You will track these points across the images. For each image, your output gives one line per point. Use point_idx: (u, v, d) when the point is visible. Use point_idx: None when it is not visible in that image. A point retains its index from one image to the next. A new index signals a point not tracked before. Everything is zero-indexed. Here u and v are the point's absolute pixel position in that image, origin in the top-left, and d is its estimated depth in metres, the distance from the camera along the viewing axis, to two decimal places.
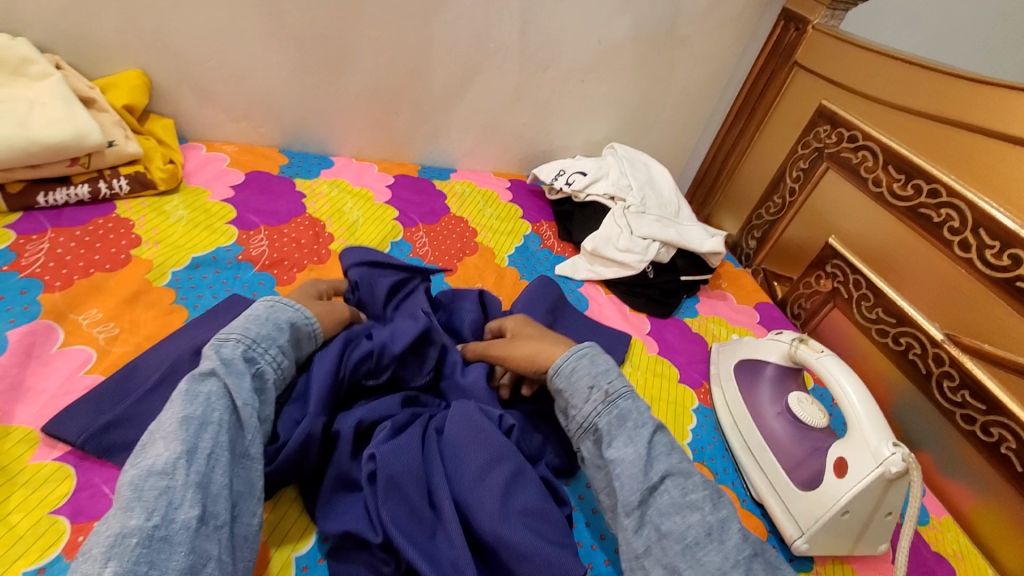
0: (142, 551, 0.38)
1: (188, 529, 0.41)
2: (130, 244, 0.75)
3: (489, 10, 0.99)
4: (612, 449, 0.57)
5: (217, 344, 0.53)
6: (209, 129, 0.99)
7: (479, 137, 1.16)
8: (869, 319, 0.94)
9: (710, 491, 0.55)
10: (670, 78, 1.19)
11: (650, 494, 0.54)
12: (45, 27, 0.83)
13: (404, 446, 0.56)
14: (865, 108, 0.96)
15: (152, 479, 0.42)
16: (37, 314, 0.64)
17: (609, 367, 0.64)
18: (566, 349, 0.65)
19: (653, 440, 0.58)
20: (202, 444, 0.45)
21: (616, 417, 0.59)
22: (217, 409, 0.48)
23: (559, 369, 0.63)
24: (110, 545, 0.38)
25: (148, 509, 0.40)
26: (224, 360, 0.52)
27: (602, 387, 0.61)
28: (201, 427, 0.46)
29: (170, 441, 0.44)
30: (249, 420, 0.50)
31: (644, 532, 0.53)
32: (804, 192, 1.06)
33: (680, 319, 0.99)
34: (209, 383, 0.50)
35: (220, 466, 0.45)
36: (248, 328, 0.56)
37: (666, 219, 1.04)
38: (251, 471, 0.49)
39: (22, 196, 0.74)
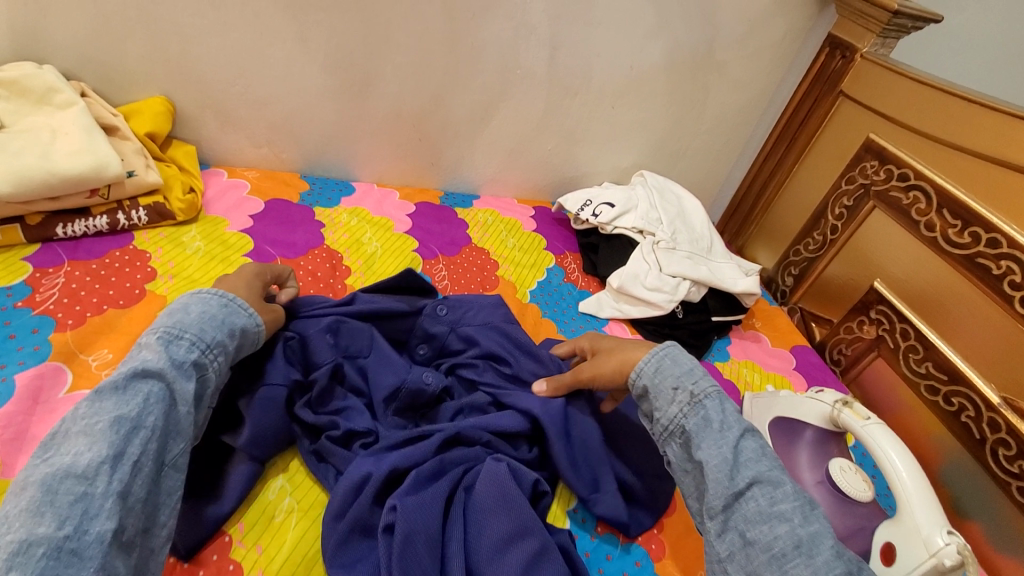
0: (49, 563, 0.39)
1: (101, 543, 0.41)
2: (145, 278, 0.74)
3: (517, 34, 0.95)
4: (700, 450, 0.56)
5: (170, 340, 0.52)
6: (231, 154, 0.98)
7: (504, 163, 1.13)
8: (917, 373, 0.88)
9: (801, 502, 0.51)
10: (705, 104, 1.13)
11: (735, 500, 0.52)
12: (71, 54, 0.82)
13: (428, 500, 0.56)
14: (918, 145, 0.89)
15: (68, 482, 0.42)
16: (47, 356, 0.63)
17: (693, 368, 0.62)
18: (650, 350, 0.65)
19: (740, 444, 0.55)
20: (130, 450, 0.46)
21: (702, 419, 0.57)
22: (153, 413, 0.48)
23: (640, 370, 0.64)
24: (14, 553, 0.38)
25: (61, 517, 0.40)
26: (174, 361, 0.51)
27: (687, 388, 0.60)
28: (132, 431, 0.46)
29: (96, 442, 0.45)
30: (183, 426, 0.51)
31: (729, 538, 0.52)
32: (847, 231, 1.00)
33: (710, 364, 0.94)
34: (151, 383, 0.49)
35: (142, 476, 0.46)
36: (203, 326, 0.55)
37: (698, 255, 0.99)
38: (172, 477, 0.49)
39: (41, 228, 0.74)
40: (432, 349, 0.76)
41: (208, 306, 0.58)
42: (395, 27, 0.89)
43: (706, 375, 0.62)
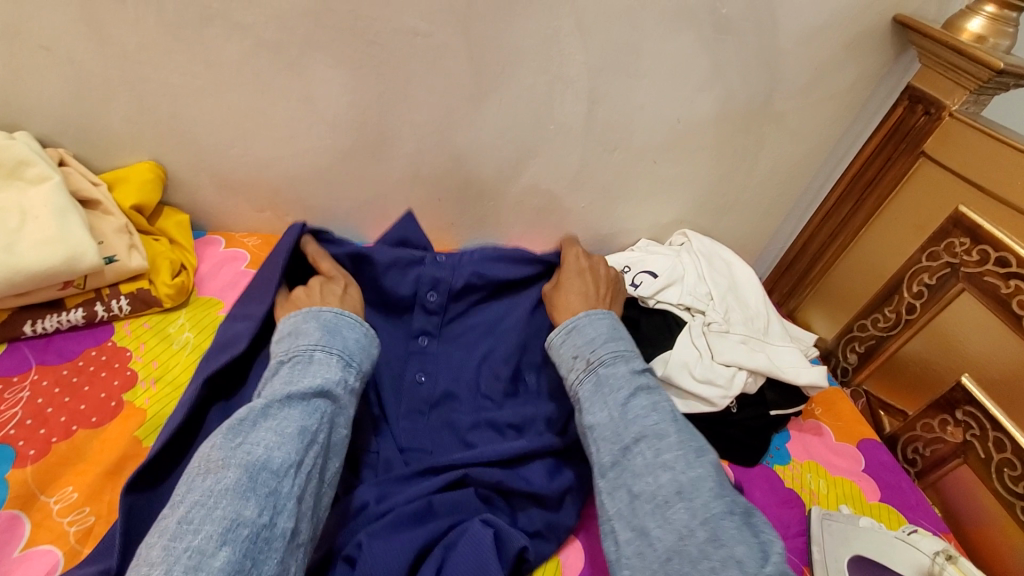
0: (250, 544, 0.45)
1: (282, 538, 0.48)
2: (123, 385, 0.64)
3: (552, 89, 0.83)
4: (591, 415, 0.61)
5: (343, 367, 0.59)
6: (229, 219, 0.88)
7: (532, 221, 1.01)
8: (1015, 492, 0.75)
9: (685, 452, 0.55)
10: (758, 158, 1.01)
11: (624, 455, 0.57)
12: (49, 118, 0.73)
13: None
14: (1021, 226, 0.75)
15: (264, 475, 0.49)
16: (2, 499, 0.53)
17: (596, 336, 0.67)
18: (562, 323, 0.71)
19: (631, 402, 0.60)
20: (308, 458, 0.52)
21: (595, 384, 0.63)
22: (324, 430, 0.55)
23: (551, 343, 0.71)
24: (226, 529, 0.45)
25: (259, 504, 0.47)
26: (342, 386, 0.58)
27: (585, 356, 0.66)
28: (308, 443, 0.53)
29: (285, 446, 0.51)
30: (337, 447, 0.57)
31: (618, 496, 0.55)
32: (927, 312, 0.87)
33: (768, 468, 0.83)
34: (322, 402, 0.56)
35: (312, 484, 0.52)
36: (361, 355, 0.63)
37: (754, 338, 0.86)
38: (330, 491, 0.56)
39: (8, 326, 0.64)
40: (440, 297, 0.78)
41: (361, 335, 0.65)
42: (415, 84, 0.79)
43: (607, 342, 0.67)
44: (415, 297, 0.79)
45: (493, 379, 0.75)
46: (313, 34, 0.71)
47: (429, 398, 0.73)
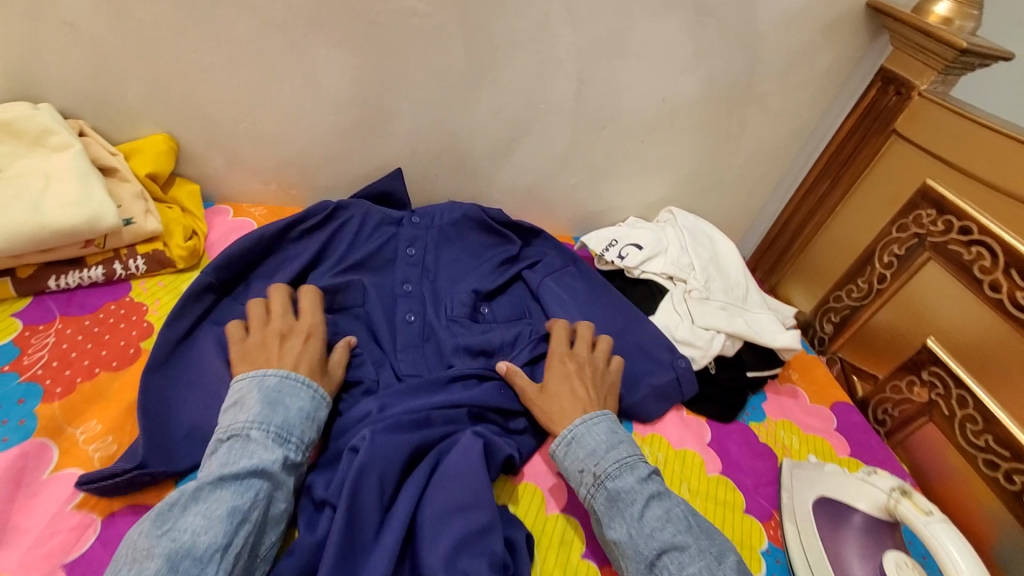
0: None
1: None
2: (140, 335, 0.69)
3: (543, 69, 0.88)
4: (610, 529, 0.60)
5: (282, 439, 0.57)
6: (237, 191, 0.93)
7: (524, 198, 1.06)
8: (975, 445, 0.80)
9: (706, 562, 0.56)
10: (740, 138, 1.05)
11: (649, 571, 0.56)
12: (70, 92, 0.78)
13: (366, 474, 0.58)
14: (983, 197, 0.80)
15: (187, 562, 0.46)
16: (32, 430, 0.58)
17: (597, 446, 0.65)
18: (560, 430, 0.68)
19: (646, 513, 0.60)
20: (236, 542, 0.50)
21: (608, 499, 0.61)
22: (258, 509, 0.52)
23: (553, 454, 0.68)
24: None
25: None
26: (283, 460, 0.56)
27: (591, 469, 0.64)
28: (240, 523, 0.50)
29: (212, 529, 0.49)
30: (276, 519, 0.55)
31: None
32: (897, 281, 0.92)
33: (744, 425, 0.87)
34: (259, 479, 0.53)
35: (239, 566, 0.50)
36: (304, 425, 0.60)
37: (733, 305, 0.91)
38: (261, 568, 0.53)
39: (32, 281, 0.69)
40: (417, 251, 0.89)
41: (308, 395, 0.62)
42: (413, 62, 0.84)
43: (609, 450, 0.65)
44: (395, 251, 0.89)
45: (461, 306, 0.85)
46: (319, 14, 0.76)
47: (420, 333, 0.81)
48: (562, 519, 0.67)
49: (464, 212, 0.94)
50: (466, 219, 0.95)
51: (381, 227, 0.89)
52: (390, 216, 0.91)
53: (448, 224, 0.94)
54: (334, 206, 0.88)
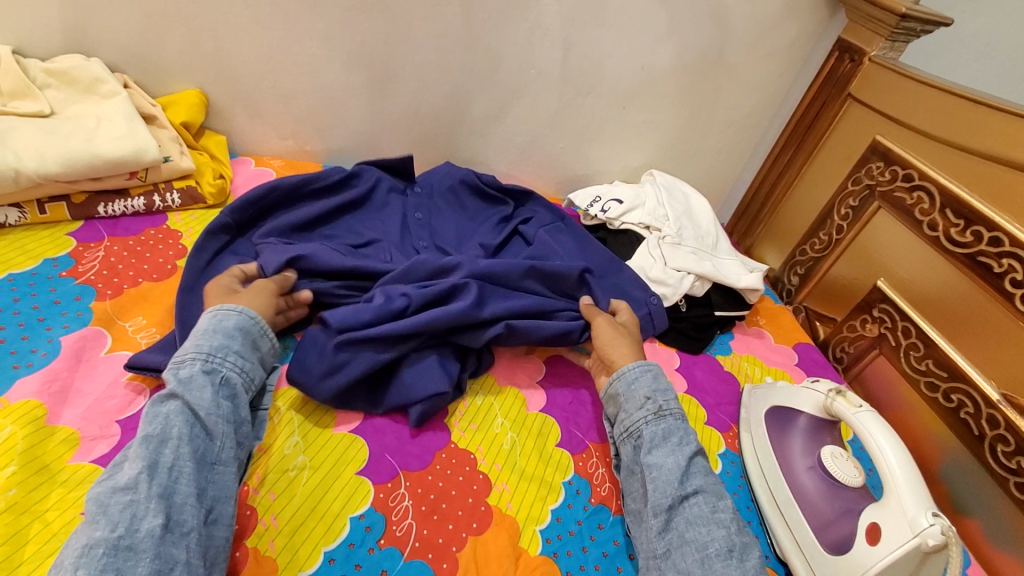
0: (109, 559, 0.44)
1: (152, 536, 0.47)
2: (177, 254, 0.80)
3: (532, 36, 0.99)
4: (652, 455, 0.65)
5: (176, 366, 0.58)
6: (258, 145, 1.04)
7: (517, 158, 1.17)
8: (918, 370, 0.89)
9: (731, 511, 0.61)
10: (715, 106, 1.15)
11: (680, 502, 0.61)
12: (116, 49, 0.89)
13: (433, 293, 0.74)
14: (923, 147, 0.90)
15: (116, 495, 0.48)
16: (88, 320, 0.68)
17: (667, 387, 0.72)
18: (626, 364, 0.74)
19: (694, 459, 0.65)
20: (164, 459, 0.51)
21: (662, 430, 0.67)
22: (175, 425, 0.53)
23: (621, 375, 0.72)
24: (78, 555, 0.44)
25: (113, 522, 0.46)
26: (182, 379, 0.57)
27: (656, 401, 0.69)
28: (162, 443, 0.52)
29: (132, 460, 0.50)
30: (212, 428, 0.56)
31: (669, 537, 0.59)
32: (853, 231, 1.01)
33: (713, 356, 0.97)
34: (169, 403, 0.55)
35: (184, 475, 0.51)
36: (206, 339, 0.61)
37: (703, 251, 1.01)
38: (223, 472, 0.55)
39: (84, 206, 0.80)
40: (422, 214, 1.00)
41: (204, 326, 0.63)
42: (416, 27, 0.95)
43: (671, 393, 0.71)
44: (404, 213, 0.99)
45: (471, 259, 0.94)
46: None
47: None
48: (540, 416, 0.76)
49: (461, 177, 1.05)
50: (461, 185, 1.05)
51: (390, 193, 1.00)
52: (396, 184, 1.02)
53: (447, 190, 1.05)
54: (348, 173, 0.97)
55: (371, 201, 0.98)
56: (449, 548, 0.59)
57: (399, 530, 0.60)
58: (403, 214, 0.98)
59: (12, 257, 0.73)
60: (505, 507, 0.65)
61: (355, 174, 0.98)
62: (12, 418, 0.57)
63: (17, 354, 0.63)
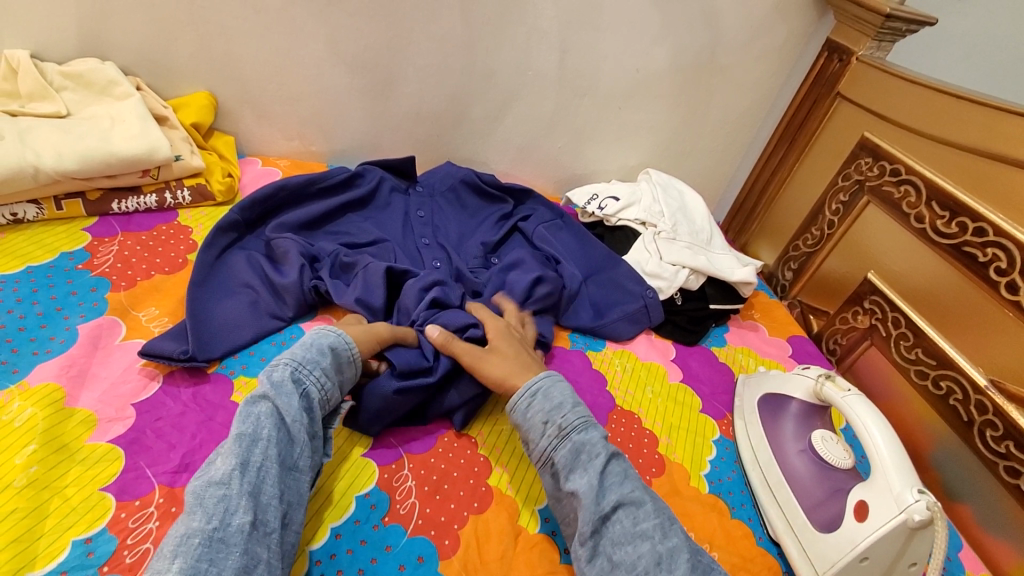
0: (204, 549, 0.46)
1: (242, 532, 0.48)
2: (187, 249, 0.83)
3: (530, 39, 1.02)
4: (570, 482, 0.59)
5: (270, 370, 0.60)
6: (265, 146, 1.08)
7: (516, 159, 1.20)
8: (908, 359, 0.91)
9: (661, 520, 0.57)
10: (709, 106, 1.18)
11: (603, 523, 0.57)
12: (129, 53, 0.93)
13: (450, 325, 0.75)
14: (909, 142, 0.93)
15: (211, 488, 0.50)
16: (104, 311, 0.71)
17: (564, 400, 0.64)
18: (524, 383, 0.67)
19: (608, 469, 0.60)
20: (254, 459, 0.53)
21: (572, 451, 0.60)
22: (266, 427, 0.55)
23: (514, 405, 0.65)
24: (178, 544, 0.46)
25: (208, 513, 0.49)
26: (274, 383, 0.59)
27: (555, 422, 0.62)
28: (252, 443, 0.54)
29: (226, 456, 0.52)
30: (296, 433, 0.57)
31: (599, 565, 0.55)
32: (843, 225, 1.04)
33: (708, 348, 0.99)
34: (261, 405, 0.57)
35: (269, 477, 0.53)
36: (298, 350, 0.63)
37: (698, 246, 1.04)
38: (302, 482, 0.56)
39: (99, 202, 0.83)
40: (426, 212, 1.02)
41: (304, 338, 0.65)
42: (418, 31, 0.98)
43: (575, 406, 0.64)
44: (407, 211, 1.01)
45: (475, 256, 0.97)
46: None
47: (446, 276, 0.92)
48: None
49: (462, 176, 1.07)
50: (461, 183, 1.07)
51: (393, 193, 1.03)
52: (399, 185, 1.05)
53: (448, 187, 1.07)
54: (353, 172, 1.00)
55: (375, 199, 1.00)
56: (451, 526, 0.61)
57: (403, 508, 0.62)
58: (407, 211, 1.01)
59: (30, 251, 0.76)
60: (505, 489, 0.67)
61: (359, 173, 1.01)
62: (33, 400, 0.60)
63: (36, 341, 0.66)
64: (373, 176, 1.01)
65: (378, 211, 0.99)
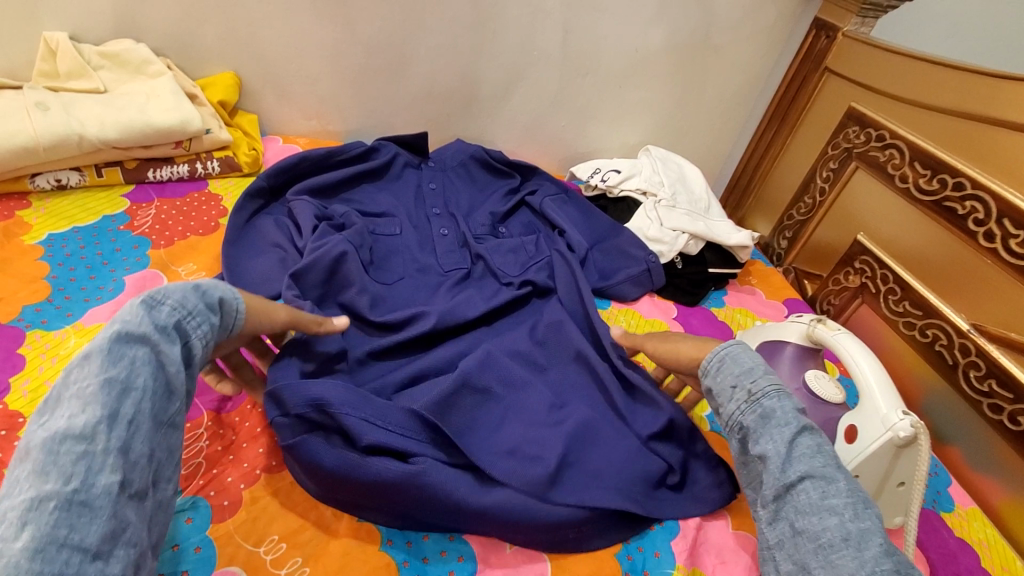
0: (62, 516, 0.39)
1: (109, 495, 0.42)
2: (219, 214, 0.88)
3: (534, 19, 1.08)
4: (758, 445, 0.57)
5: (153, 304, 0.49)
6: (286, 125, 1.14)
7: (522, 138, 1.26)
8: (897, 312, 0.96)
9: (855, 499, 0.52)
10: (705, 85, 1.24)
11: (786, 491, 0.54)
12: (159, 36, 0.99)
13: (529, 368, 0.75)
14: (892, 109, 0.99)
15: (67, 443, 0.41)
16: (147, 265, 0.76)
17: (755, 364, 0.62)
18: (712, 350, 0.66)
19: (798, 440, 0.56)
20: (122, 413, 0.44)
21: (760, 415, 0.58)
22: (142, 375, 0.46)
23: (705, 370, 0.64)
24: (27, 508, 0.38)
25: (65, 474, 0.40)
26: (158, 325, 0.49)
27: (745, 386, 0.60)
28: (124, 392, 0.45)
29: (88, 404, 0.43)
30: (177, 387, 0.50)
31: (779, 527, 0.54)
32: (834, 192, 1.10)
33: (707, 308, 1.05)
34: (138, 347, 0.47)
35: (141, 434, 0.45)
36: (184, 289, 0.52)
37: (696, 213, 1.09)
38: (172, 439, 0.49)
39: (136, 171, 0.89)
40: (437, 184, 1.07)
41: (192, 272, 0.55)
42: (429, 12, 1.04)
43: (768, 374, 0.61)
44: (419, 183, 1.07)
45: (484, 224, 1.03)
46: None
47: (456, 241, 0.97)
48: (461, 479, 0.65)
49: (471, 152, 1.13)
50: (469, 155, 1.13)
51: (407, 167, 1.08)
52: (412, 160, 1.10)
53: (458, 162, 1.13)
54: (369, 146, 1.06)
55: (388, 172, 1.06)
56: None
57: None
58: (420, 183, 1.07)
59: (75, 213, 0.82)
60: None
61: (374, 147, 1.06)
62: (88, 338, 0.65)
63: (87, 290, 0.71)
64: (389, 151, 1.07)
65: (392, 182, 1.05)
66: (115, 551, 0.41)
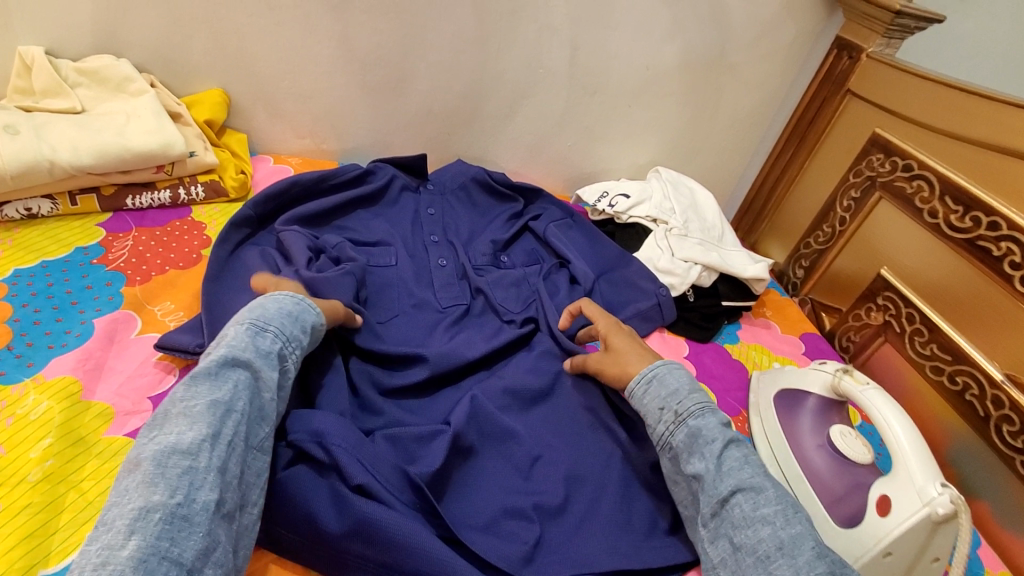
0: (165, 527, 0.41)
1: (206, 511, 0.44)
2: (201, 244, 0.83)
3: (541, 35, 1.02)
4: (690, 464, 0.58)
5: (257, 332, 0.55)
6: (277, 143, 1.09)
7: (526, 158, 1.20)
8: (923, 355, 0.90)
9: (784, 506, 0.52)
10: (719, 105, 1.18)
11: (722, 507, 0.54)
12: (142, 51, 0.93)
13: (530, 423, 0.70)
14: (919, 137, 0.93)
15: (175, 457, 0.45)
16: (119, 305, 0.71)
17: (680, 386, 0.63)
18: (638, 372, 0.67)
19: (726, 453, 0.57)
20: (224, 432, 0.48)
21: (687, 435, 0.59)
22: (242, 398, 0.50)
23: (632, 392, 0.65)
24: (136, 517, 0.41)
25: (172, 486, 0.43)
26: (260, 351, 0.54)
27: (671, 407, 0.61)
28: (226, 413, 0.49)
29: (195, 423, 0.47)
30: (268, 412, 0.53)
31: (721, 544, 0.53)
32: (855, 222, 1.04)
33: (721, 345, 0.99)
34: (240, 371, 0.52)
35: (235, 455, 0.48)
36: (283, 320, 0.58)
37: (709, 243, 1.04)
38: (261, 462, 0.51)
39: (114, 198, 0.84)
40: (436, 209, 1.01)
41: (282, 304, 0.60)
42: (428, 28, 0.98)
43: (692, 392, 0.62)
44: (416, 208, 1.01)
45: (485, 252, 0.97)
46: None
47: (454, 273, 0.91)
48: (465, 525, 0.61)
49: (473, 174, 1.07)
50: (470, 177, 1.07)
51: (404, 191, 1.02)
52: (410, 183, 1.05)
53: (458, 185, 1.07)
54: (364, 168, 1.00)
55: (384, 197, 1.00)
56: None
57: None
58: (418, 207, 1.01)
59: (45, 246, 0.76)
60: None
61: (371, 169, 1.01)
62: (49, 393, 0.60)
63: (52, 335, 0.66)
64: (385, 173, 1.02)
65: (389, 207, 0.99)
66: (207, 569, 0.42)
